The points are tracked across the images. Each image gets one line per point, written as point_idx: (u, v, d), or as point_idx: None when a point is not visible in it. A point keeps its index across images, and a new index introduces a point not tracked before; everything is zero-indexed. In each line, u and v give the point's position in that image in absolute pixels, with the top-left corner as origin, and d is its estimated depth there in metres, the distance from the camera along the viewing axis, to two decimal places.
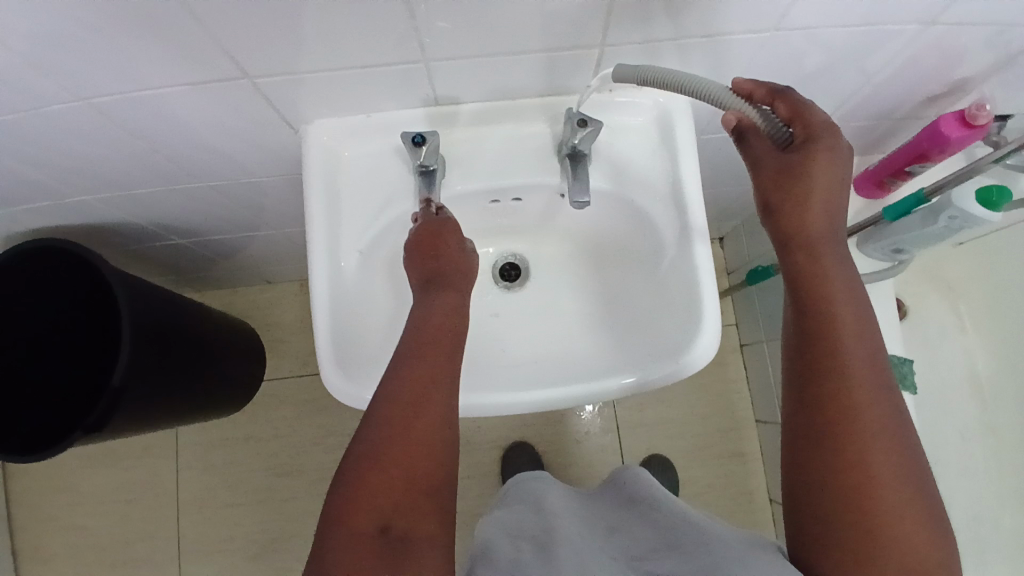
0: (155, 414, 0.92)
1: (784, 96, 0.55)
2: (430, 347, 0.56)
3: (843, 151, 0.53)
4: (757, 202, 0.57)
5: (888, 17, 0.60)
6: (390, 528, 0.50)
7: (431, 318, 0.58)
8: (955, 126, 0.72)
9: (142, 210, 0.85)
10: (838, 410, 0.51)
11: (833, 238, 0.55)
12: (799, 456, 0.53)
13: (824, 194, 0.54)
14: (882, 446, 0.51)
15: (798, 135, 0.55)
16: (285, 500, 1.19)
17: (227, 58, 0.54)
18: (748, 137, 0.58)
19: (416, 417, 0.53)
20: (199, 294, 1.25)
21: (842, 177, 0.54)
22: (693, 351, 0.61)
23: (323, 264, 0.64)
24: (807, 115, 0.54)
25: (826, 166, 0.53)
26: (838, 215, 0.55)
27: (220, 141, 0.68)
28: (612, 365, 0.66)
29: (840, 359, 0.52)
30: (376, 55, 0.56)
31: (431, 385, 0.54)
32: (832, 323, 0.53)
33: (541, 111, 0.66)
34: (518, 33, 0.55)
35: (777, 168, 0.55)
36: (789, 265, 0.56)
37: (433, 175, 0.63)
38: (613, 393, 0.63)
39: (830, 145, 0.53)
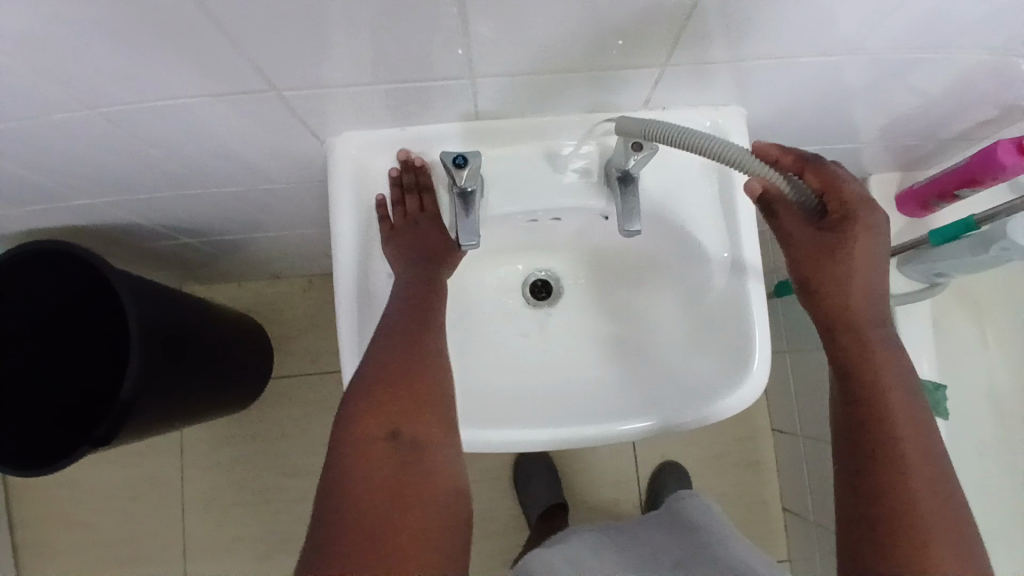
0: (169, 418, 0.90)
1: (814, 167, 0.58)
2: (420, 304, 0.60)
3: (878, 226, 0.58)
4: (795, 274, 0.62)
5: (960, 43, 0.56)
6: (399, 432, 0.54)
7: (419, 282, 0.61)
8: (1011, 154, 0.69)
9: (151, 211, 0.80)
10: (888, 475, 0.53)
11: (875, 312, 0.58)
12: (853, 518, 0.54)
13: (863, 263, 0.58)
14: (925, 482, 0.53)
15: (833, 208, 0.58)
16: (294, 500, 1.17)
17: (254, 70, 0.50)
18: (777, 209, 0.62)
19: (416, 341, 0.57)
20: (204, 287, 1.21)
21: (881, 250, 0.58)
22: (732, 396, 0.59)
23: (352, 285, 0.61)
24: (841, 187, 0.57)
25: (863, 241, 0.58)
26: (880, 289, 0.59)
27: (240, 149, 0.64)
28: (644, 398, 0.64)
29: (889, 427, 0.55)
30: (417, 70, 0.52)
31: (425, 322, 0.59)
32: (881, 393, 0.56)
33: (585, 128, 0.62)
34: (570, 51, 0.51)
35: (814, 243, 0.60)
36: (832, 340, 0.59)
37: (471, 197, 0.58)
38: (647, 434, 0.61)
39: (868, 221, 0.57)
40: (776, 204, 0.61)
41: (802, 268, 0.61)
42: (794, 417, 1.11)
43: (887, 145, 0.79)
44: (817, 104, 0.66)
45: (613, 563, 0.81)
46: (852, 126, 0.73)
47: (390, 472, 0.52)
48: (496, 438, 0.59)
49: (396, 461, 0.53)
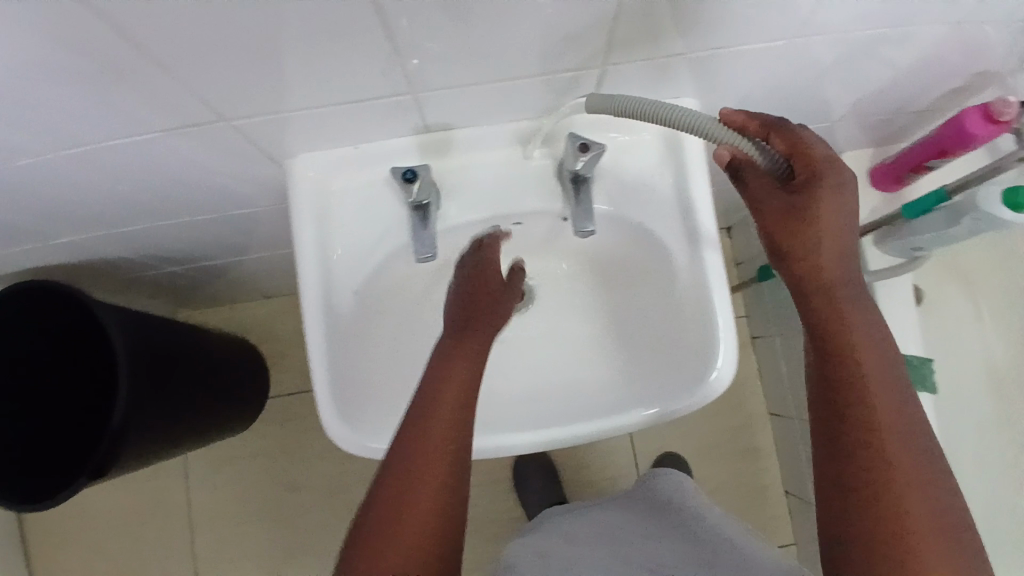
0: (168, 443, 0.92)
1: (779, 129, 0.55)
2: (440, 401, 0.56)
3: (847, 187, 0.53)
4: (765, 240, 0.58)
5: (911, 19, 0.56)
6: None
7: (446, 383, 0.57)
8: (978, 123, 0.68)
9: (130, 244, 0.82)
10: (868, 440, 0.53)
11: (848, 276, 0.56)
12: (833, 491, 0.54)
13: (836, 227, 0.54)
14: (905, 458, 0.53)
15: (799, 171, 0.54)
16: (298, 515, 1.19)
17: (197, 100, 0.51)
18: (744, 173, 0.57)
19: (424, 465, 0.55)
20: (197, 312, 1.22)
21: (851, 211, 0.54)
22: (709, 380, 0.60)
23: (316, 303, 0.60)
24: (806, 150, 0.54)
25: (832, 203, 0.53)
26: (853, 251, 0.55)
27: (201, 178, 0.65)
28: (630, 394, 0.65)
29: (865, 393, 0.54)
30: (362, 89, 0.53)
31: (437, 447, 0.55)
32: (856, 360, 0.55)
33: (538, 132, 0.62)
34: (512, 59, 0.52)
35: (781, 210, 0.56)
36: (806, 308, 0.57)
37: (428, 210, 0.59)
38: (634, 425, 0.62)
39: (835, 181, 0.53)
40: (743, 168, 0.57)
41: (770, 233, 0.57)
42: (788, 401, 1.11)
43: (857, 123, 0.79)
44: (774, 89, 0.66)
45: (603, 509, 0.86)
46: (816, 106, 0.73)
47: None
48: (490, 445, 0.61)
49: None
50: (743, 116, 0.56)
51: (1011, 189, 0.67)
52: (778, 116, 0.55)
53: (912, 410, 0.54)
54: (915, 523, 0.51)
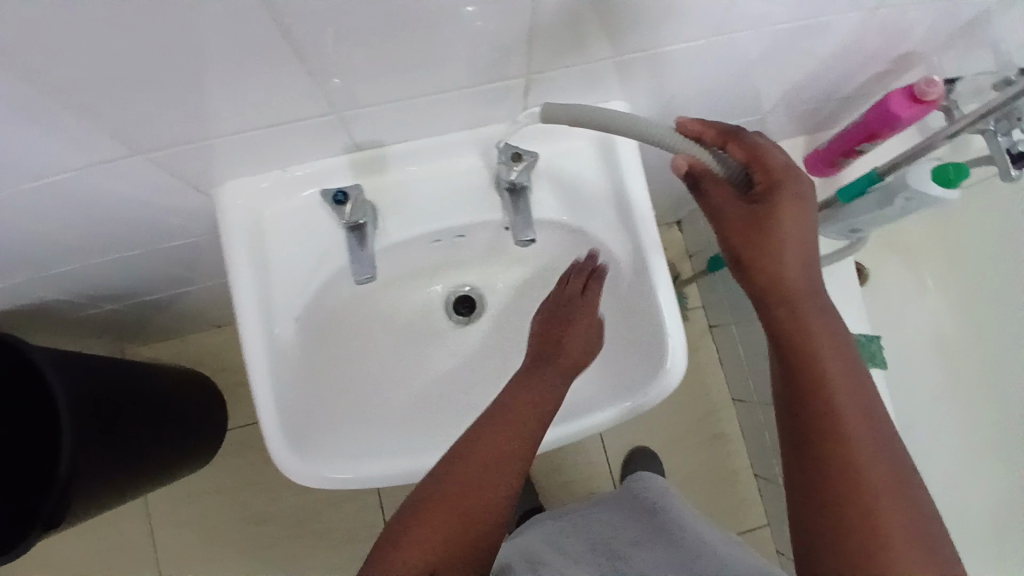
0: (121, 487, 0.88)
1: (737, 139, 0.58)
2: (519, 409, 0.58)
3: (805, 198, 0.56)
4: (725, 250, 0.59)
5: (828, 9, 0.57)
6: (436, 574, 0.52)
7: (523, 393, 0.58)
8: (904, 104, 0.70)
9: (61, 285, 0.78)
10: (837, 442, 0.53)
11: (810, 284, 0.57)
12: (804, 498, 0.54)
13: (796, 237, 0.56)
14: (875, 460, 0.52)
15: (759, 178, 0.57)
16: (268, 547, 1.16)
17: (109, 136, 0.48)
18: (703, 183, 0.59)
19: (490, 467, 0.55)
20: (146, 347, 1.18)
21: (809, 222, 0.56)
22: (661, 377, 0.60)
23: (256, 334, 0.58)
24: (765, 158, 0.57)
25: (791, 210, 0.56)
26: (813, 259, 0.57)
27: (127, 213, 0.62)
28: (603, 395, 0.64)
29: (830, 394, 0.54)
30: (284, 113, 0.51)
31: (506, 455, 0.56)
32: (821, 362, 0.55)
33: (472, 143, 0.61)
34: (436, 73, 0.51)
35: (743, 218, 0.57)
36: (769, 316, 0.57)
37: (365, 230, 0.58)
38: (603, 424, 0.61)
39: (793, 192, 0.56)
40: (702, 179, 0.59)
41: (731, 241, 0.58)
42: (749, 386, 1.12)
43: (789, 111, 0.80)
44: (703, 85, 0.67)
45: (604, 512, 0.88)
46: (747, 99, 0.74)
47: None
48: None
49: None
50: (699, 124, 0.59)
51: (940, 167, 0.69)
52: (736, 128, 0.59)
53: (878, 417, 0.55)
54: (888, 530, 0.50)
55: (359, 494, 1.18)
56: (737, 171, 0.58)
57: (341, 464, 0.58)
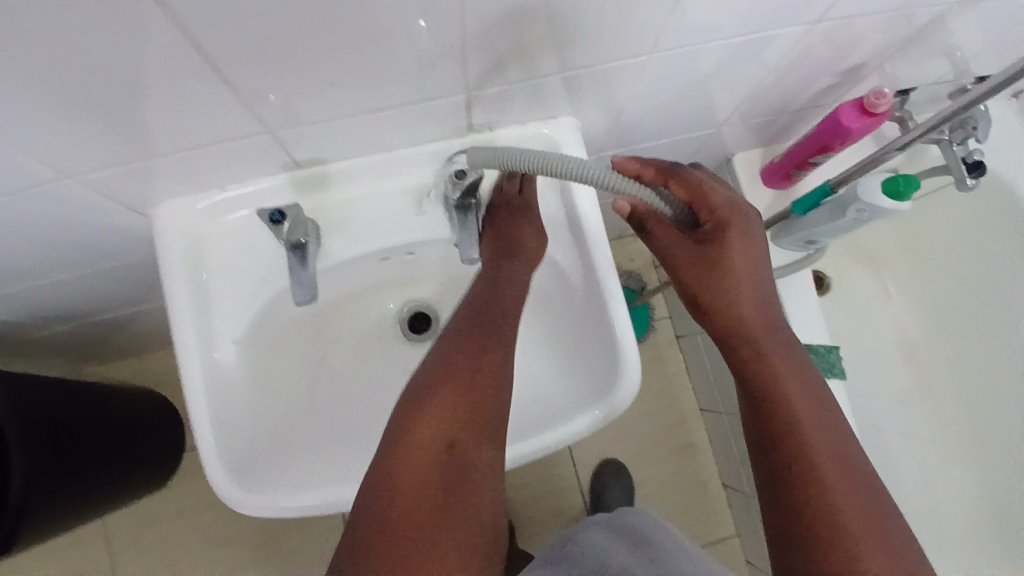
0: (71, 515, 0.85)
1: (678, 178, 0.59)
2: (501, 288, 0.59)
3: (752, 233, 0.56)
4: (681, 290, 0.60)
5: (771, 24, 0.57)
6: (454, 445, 0.53)
7: (492, 288, 0.59)
8: (854, 116, 0.70)
9: (5, 309, 0.76)
10: (808, 474, 0.51)
11: (767, 320, 0.57)
12: (783, 538, 0.51)
13: (748, 272, 0.56)
14: (849, 489, 0.51)
15: (704, 217, 0.57)
16: (231, 570, 1.13)
17: (31, 158, 0.47)
18: (649, 226, 0.60)
19: (482, 353, 0.56)
20: (104, 366, 1.15)
21: (760, 256, 0.57)
22: (617, 394, 0.59)
23: (194, 359, 0.56)
24: (708, 197, 0.57)
25: (738, 246, 0.56)
26: (767, 292, 0.57)
27: (62, 236, 0.60)
28: (575, 401, 0.62)
29: (795, 425, 0.53)
30: (216, 132, 0.49)
31: (484, 347, 0.56)
32: (783, 394, 0.54)
33: (417, 160, 0.60)
34: (372, 91, 0.50)
35: (692, 257, 0.58)
36: (732, 355, 0.57)
37: (307, 249, 0.56)
38: (581, 433, 0.60)
39: (739, 228, 0.56)
40: (648, 221, 0.60)
41: (685, 283, 0.59)
42: (717, 396, 1.12)
43: (744, 123, 0.80)
44: (653, 100, 0.66)
45: None
46: (699, 112, 0.73)
47: (439, 488, 0.51)
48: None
49: (446, 471, 0.52)
50: (637, 165, 0.60)
51: (889, 179, 0.70)
52: (676, 167, 0.59)
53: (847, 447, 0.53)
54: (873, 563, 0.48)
55: (326, 514, 1.15)
56: (682, 211, 0.58)
57: (287, 492, 0.56)
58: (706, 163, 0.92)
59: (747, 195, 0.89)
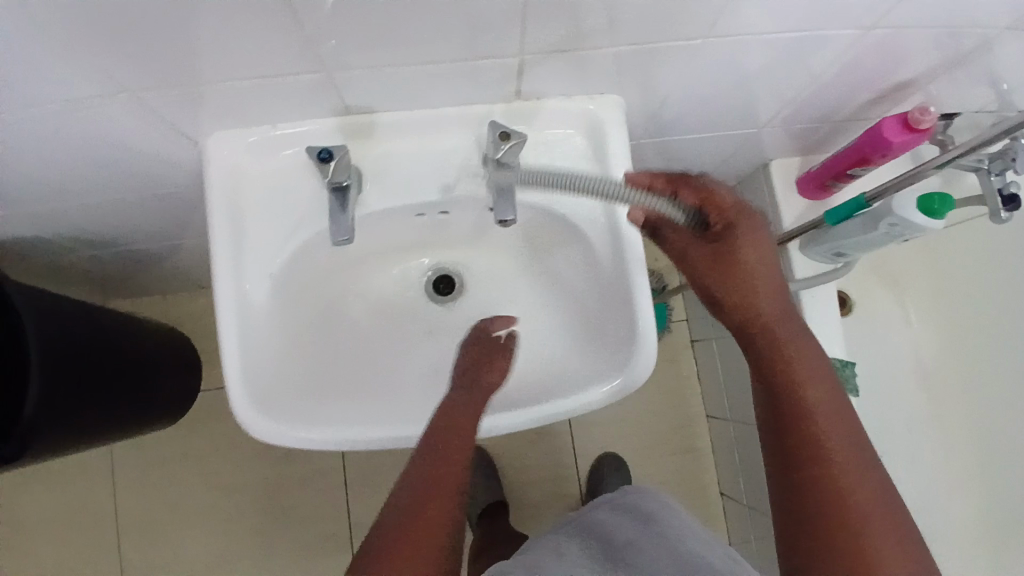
0: (80, 435, 0.87)
1: (687, 182, 0.56)
2: (455, 433, 0.57)
3: (762, 228, 0.57)
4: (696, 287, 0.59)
5: (827, 21, 0.57)
6: None
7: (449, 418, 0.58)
8: (897, 131, 0.70)
9: (48, 226, 0.78)
10: (819, 468, 0.54)
11: (780, 311, 0.57)
12: (794, 534, 0.55)
13: (760, 267, 0.56)
14: (858, 478, 0.53)
15: (715, 219, 0.56)
16: (230, 513, 1.16)
17: (101, 71, 0.48)
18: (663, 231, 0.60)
19: (428, 499, 0.54)
20: (127, 301, 1.18)
21: (769, 250, 0.57)
22: (634, 367, 0.60)
23: (228, 286, 0.58)
24: (718, 200, 0.56)
25: (750, 244, 0.56)
26: (779, 282, 0.57)
27: (117, 155, 0.62)
28: (588, 373, 0.64)
29: (808, 419, 0.55)
30: (275, 66, 0.51)
31: (434, 486, 0.55)
32: (798, 388, 0.55)
33: (462, 121, 0.61)
34: (428, 42, 0.51)
35: (707, 256, 0.58)
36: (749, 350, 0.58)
37: (347, 193, 0.58)
38: (594, 404, 0.61)
39: (749, 226, 0.56)
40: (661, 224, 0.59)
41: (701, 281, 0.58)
42: (725, 403, 1.13)
43: (786, 128, 0.80)
44: (700, 89, 0.67)
45: None
46: (743, 110, 0.74)
47: None
48: (415, 434, 0.60)
49: None
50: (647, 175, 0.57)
51: (924, 197, 0.70)
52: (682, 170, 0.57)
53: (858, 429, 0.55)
54: (886, 555, 0.51)
55: (326, 470, 1.17)
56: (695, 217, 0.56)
57: (304, 424, 0.58)
58: (742, 167, 0.92)
59: (780, 201, 0.89)
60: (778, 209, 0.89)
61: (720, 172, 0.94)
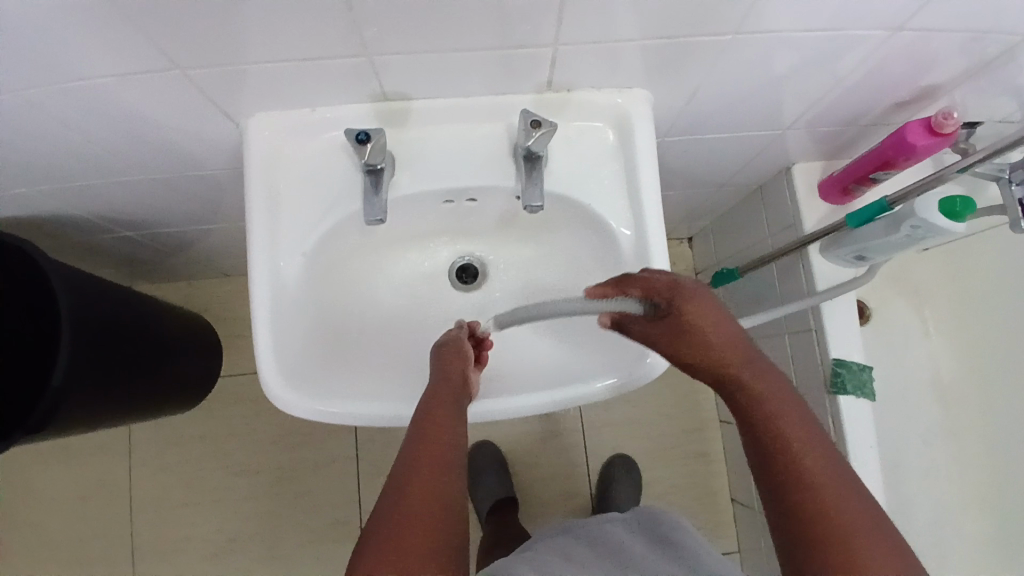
0: (104, 411, 0.89)
1: (631, 279, 0.57)
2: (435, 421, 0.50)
3: (706, 296, 0.55)
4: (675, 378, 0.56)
5: (856, 21, 0.58)
6: None
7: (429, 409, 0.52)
8: (920, 134, 0.71)
9: (87, 203, 0.80)
10: (846, 569, 0.44)
11: (759, 387, 0.53)
12: None
13: (719, 336, 0.54)
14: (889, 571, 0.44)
15: (663, 302, 0.55)
16: (244, 498, 1.17)
17: (154, 46, 0.50)
18: (629, 326, 0.58)
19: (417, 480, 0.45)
20: (154, 286, 1.21)
21: (723, 316, 0.55)
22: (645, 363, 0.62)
23: (263, 262, 0.60)
24: (660, 284, 0.56)
25: (702, 316, 0.54)
26: (745, 348, 0.55)
27: (161, 133, 0.65)
28: (596, 365, 0.66)
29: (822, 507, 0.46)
30: (318, 48, 0.53)
31: (429, 465, 0.47)
32: (798, 470, 0.48)
33: (494, 110, 0.63)
34: (466, 29, 0.52)
35: (669, 340, 0.56)
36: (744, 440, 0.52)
37: (381, 174, 0.60)
38: (597, 395, 0.63)
39: (694, 296, 0.55)
40: (625, 322, 0.58)
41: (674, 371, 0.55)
42: None
43: (809, 132, 0.81)
44: (726, 88, 0.68)
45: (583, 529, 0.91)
46: (768, 112, 0.75)
47: None
48: None
49: None
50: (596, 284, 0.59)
51: (947, 199, 0.72)
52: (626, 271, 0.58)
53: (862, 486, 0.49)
54: None
55: (340, 460, 1.19)
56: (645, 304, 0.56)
57: (332, 401, 0.60)
58: (764, 170, 0.93)
59: (801, 205, 0.90)
60: (798, 212, 0.90)
61: (742, 175, 0.95)
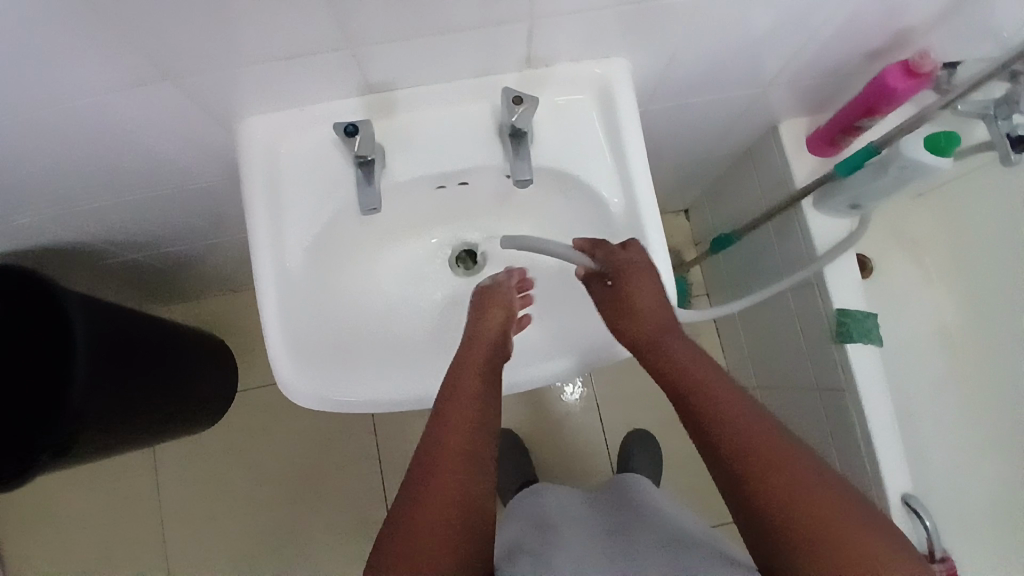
0: (127, 430, 0.91)
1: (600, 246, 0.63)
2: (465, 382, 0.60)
3: (649, 269, 0.62)
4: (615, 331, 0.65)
5: None
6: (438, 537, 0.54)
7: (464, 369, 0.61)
8: (899, 77, 0.72)
9: (94, 225, 0.82)
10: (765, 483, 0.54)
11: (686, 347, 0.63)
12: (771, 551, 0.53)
13: (653, 304, 0.63)
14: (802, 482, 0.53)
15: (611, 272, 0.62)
16: (271, 506, 1.19)
17: (145, 57, 0.52)
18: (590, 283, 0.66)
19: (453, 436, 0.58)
20: (165, 307, 1.23)
21: (660, 288, 0.62)
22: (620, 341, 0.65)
23: (268, 261, 0.61)
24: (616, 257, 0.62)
25: (644, 286, 0.62)
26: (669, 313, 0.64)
27: (158, 147, 0.66)
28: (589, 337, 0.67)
29: (741, 439, 0.56)
30: (303, 45, 0.54)
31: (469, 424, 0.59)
32: (721, 413, 0.58)
33: (478, 91, 0.65)
34: (443, 12, 0.54)
35: (614, 302, 0.64)
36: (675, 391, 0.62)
37: (372, 166, 0.61)
38: (558, 374, 0.65)
39: (641, 267, 0.62)
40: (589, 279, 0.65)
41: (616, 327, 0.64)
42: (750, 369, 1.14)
43: (791, 87, 0.82)
44: (702, 52, 0.70)
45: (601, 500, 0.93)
46: (748, 70, 0.76)
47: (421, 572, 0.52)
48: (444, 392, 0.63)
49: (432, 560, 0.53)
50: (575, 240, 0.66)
51: (931, 137, 0.72)
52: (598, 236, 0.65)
53: (808, 447, 0.57)
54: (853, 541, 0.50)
55: (361, 461, 1.20)
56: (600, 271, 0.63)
57: (347, 389, 0.62)
58: (751, 131, 0.94)
59: (790, 160, 0.91)
60: (788, 168, 0.91)
61: (730, 138, 0.96)
